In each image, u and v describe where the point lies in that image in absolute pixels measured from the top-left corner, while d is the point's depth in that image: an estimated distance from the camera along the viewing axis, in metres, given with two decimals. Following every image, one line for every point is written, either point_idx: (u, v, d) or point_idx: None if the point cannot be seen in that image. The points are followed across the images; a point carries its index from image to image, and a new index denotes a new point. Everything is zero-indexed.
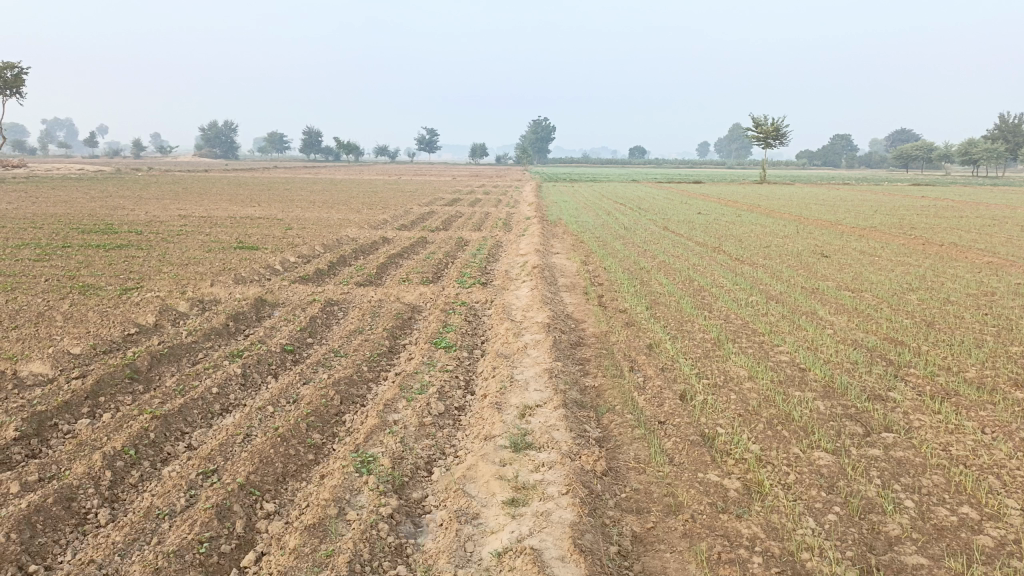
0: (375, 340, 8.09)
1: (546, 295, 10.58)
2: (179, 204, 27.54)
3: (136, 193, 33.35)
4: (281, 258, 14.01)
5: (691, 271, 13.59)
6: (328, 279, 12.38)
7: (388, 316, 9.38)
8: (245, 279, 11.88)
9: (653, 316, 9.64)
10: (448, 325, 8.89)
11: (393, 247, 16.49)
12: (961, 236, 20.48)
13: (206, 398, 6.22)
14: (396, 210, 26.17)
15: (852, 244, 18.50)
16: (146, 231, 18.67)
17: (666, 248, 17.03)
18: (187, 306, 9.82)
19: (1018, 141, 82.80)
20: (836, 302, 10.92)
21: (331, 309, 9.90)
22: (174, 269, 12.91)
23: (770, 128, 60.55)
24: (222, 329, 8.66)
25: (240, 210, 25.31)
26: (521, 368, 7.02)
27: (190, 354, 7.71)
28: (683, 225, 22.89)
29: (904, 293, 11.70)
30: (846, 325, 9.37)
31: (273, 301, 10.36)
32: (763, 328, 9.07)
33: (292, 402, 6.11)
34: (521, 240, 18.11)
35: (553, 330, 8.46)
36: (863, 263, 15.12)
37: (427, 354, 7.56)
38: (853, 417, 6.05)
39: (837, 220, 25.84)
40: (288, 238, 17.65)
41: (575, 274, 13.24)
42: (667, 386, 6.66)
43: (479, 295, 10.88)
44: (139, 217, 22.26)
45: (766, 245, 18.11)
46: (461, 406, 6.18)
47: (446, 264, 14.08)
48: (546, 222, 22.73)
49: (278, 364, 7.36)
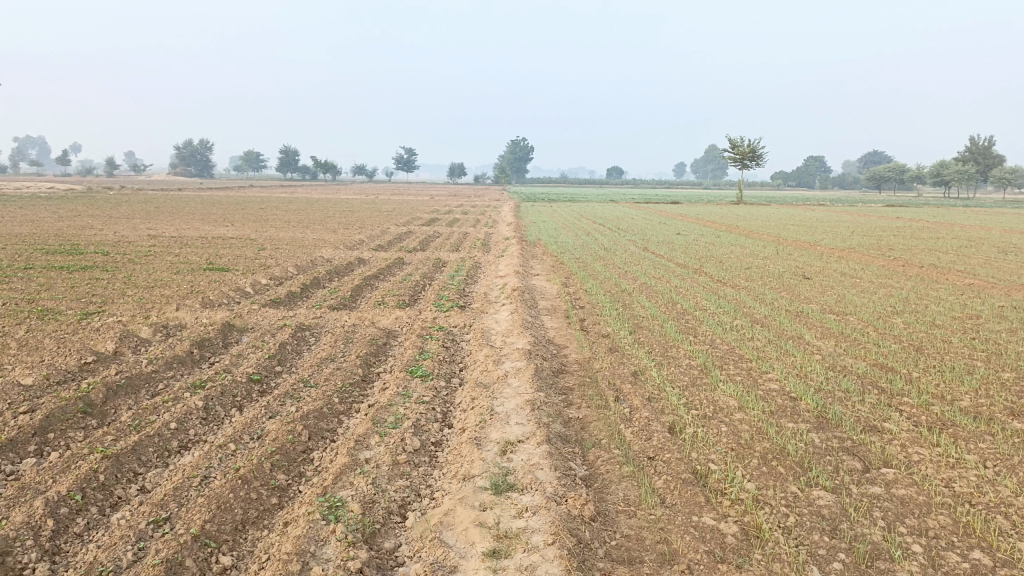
0: (347, 369, 7.70)
1: (527, 319, 10.25)
2: (150, 224, 26.95)
3: (107, 212, 32.69)
4: (252, 280, 13.58)
5: (673, 294, 13.35)
6: (301, 302, 11.97)
7: (361, 342, 8.99)
8: (213, 302, 11.44)
9: (636, 341, 9.35)
10: (425, 352, 8.52)
11: (368, 269, 16.11)
12: (940, 257, 20.48)
13: (164, 435, 5.81)
14: (373, 230, 25.82)
15: (833, 265, 18.40)
16: (114, 251, 18.15)
17: (647, 269, 16.81)
18: (150, 332, 9.37)
19: (987, 163, 84.20)
20: (822, 326, 10.70)
21: (302, 334, 9.49)
22: (139, 292, 12.43)
23: (746, 150, 61.08)
24: (185, 357, 8.22)
25: (213, 230, 24.84)
26: (501, 399, 6.68)
27: (149, 385, 7.27)
28: (663, 246, 22.73)
29: (890, 316, 11.54)
30: (834, 351, 9.14)
31: (242, 326, 9.93)
32: (750, 353, 8.81)
33: (256, 438, 5.71)
34: (499, 261, 17.79)
35: (534, 356, 8.12)
36: (845, 285, 15.00)
37: (402, 384, 7.18)
38: (851, 451, 5.77)
39: (816, 241, 25.81)
40: (260, 259, 17.20)
41: (555, 297, 12.93)
42: (654, 418, 6.35)
43: (457, 320, 10.52)
44: (107, 237, 21.67)
45: (747, 266, 17.96)
46: (437, 441, 5.81)
47: (423, 287, 13.73)
48: (525, 242, 22.46)
49: (243, 396, 6.94)
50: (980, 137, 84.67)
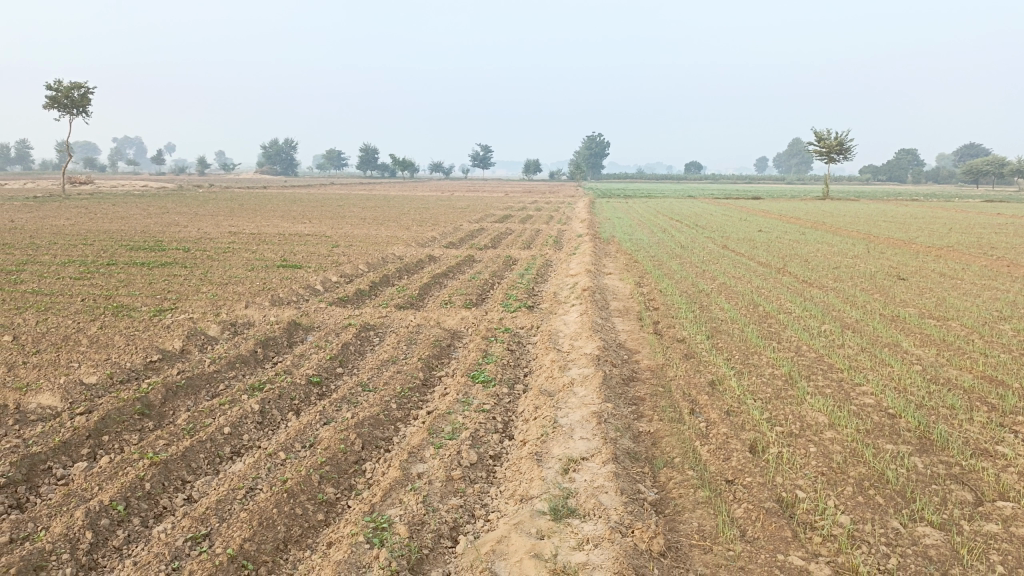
0: (408, 372, 7.41)
1: (597, 321, 9.78)
2: (231, 221, 27.66)
3: (192, 209, 33.74)
4: (322, 278, 13.53)
5: (755, 295, 12.61)
6: (368, 301, 11.82)
7: (424, 343, 8.71)
8: (282, 300, 11.41)
9: (714, 347, 8.76)
10: (489, 356, 8.17)
11: (438, 266, 15.93)
12: None
13: (215, 440, 5.65)
14: (445, 227, 25.74)
15: (930, 265, 17.16)
16: (193, 248, 18.54)
17: (726, 269, 16.05)
18: (217, 330, 9.33)
19: None
20: (920, 333, 9.84)
21: (366, 334, 9.29)
22: (212, 289, 12.54)
23: (833, 143, 58.55)
24: (248, 356, 8.12)
25: (290, 226, 25.22)
26: (566, 409, 6.25)
27: (209, 385, 7.17)
28: (743, 244, 21.80)
29: (997, 322, 10.53)
30: (935, 361, 8.34)
31: (307, 325, 9.81)
32: (841, 363, 8.09)
33: (307, 447, 5.47)
34: (571, 259, 17.34)
35: (603, 363, 7.66)
36: (945, 286, 13.90)
37: (463, 390, 6.84)
38: (960, 479, 5.11)
39: (909, 239, 24.34)
40: (333, 256, 17.25)
41: (628, 298, 12.38)
42: (734, 435, 5.80)
43: (525, 321, 10.14)
44: (190, 234, 22.25)
45: (835, 266, 16.95)
46: (496, 454, 5.45)
47: (492, 285, 13.43)
48: (599, 240, 21.92)
49: (300, 399, 6.74)
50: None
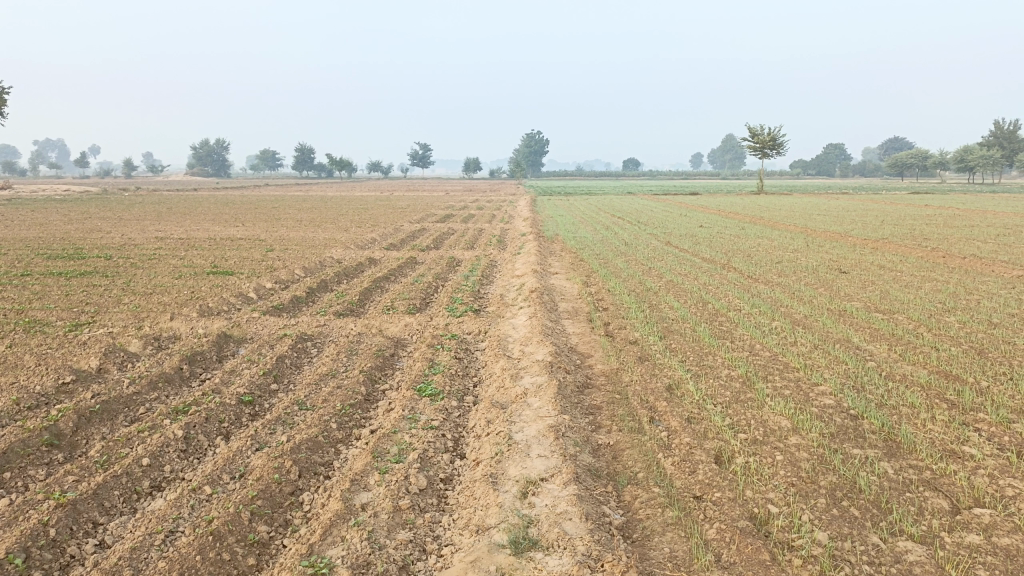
0: (348, 386, 6.90)
1: (546, 324, 9.42)
2: (159, 226, 26.41)
3: (117, 214, 32.24)
4: (256, 285, 12.84)
5: (703, 292, 12.45)
6: (305, 308, 11.21)
7: (366, 354, 8.21)
8: (212, 310, 10.72)
9: (668, 348, 8.51)
10: (435, 366, 7.72)
11: (379, 270, 15.35)
12: (979, 247, 19.45)
13: (133, 474, 5.07)
14: (386, 228, 25.11)
15: (869, 258, 17.39)
16: (117, 256, 17.51)
17: (672, 266, 15.93)
18: (139, 346, 8.64)
19: (1013, 148, 82.35)
20: (870, 327, 9.79)
21: (302, 346, 8.72)
22: (136, 300, 11.74)
23: (766, 138, 59.75)
24: (173, 374, 7.49)
25: (222, 231, 24.19)
26: (521, 423, 5.86)
27: (129, 409, 6.54)
28: (685, 240, 21.82)
29: (941, 315, 10.58)
30: (888, 356, 8.25)
31: (239, 337, 9.18)
32: (797, 361, 7.91)
33: (236, 478, 4.95)
34: (516, 259, 16.98)
35: (556, 370, 7.29)
36: (886, 279, 14.04)
37: (409, 405, 6.37)
38: (932, 485, 4.91)
39: (846, 232, 24.78)
40: (267, 262, 16.49)
41: (576, 299, 12.06)
42: (697, 445, 5.50)
43: (471, 326, 9.72)
44: (114, 241, 21.09)
45: (778, 260, 17.01)
46: (448, 477, 5.02)
47: (435, 288, 12.95)
48: (543, 238, 21.63)
49: (230, 422, 6.18)
50: (1004, 122, 82.96)
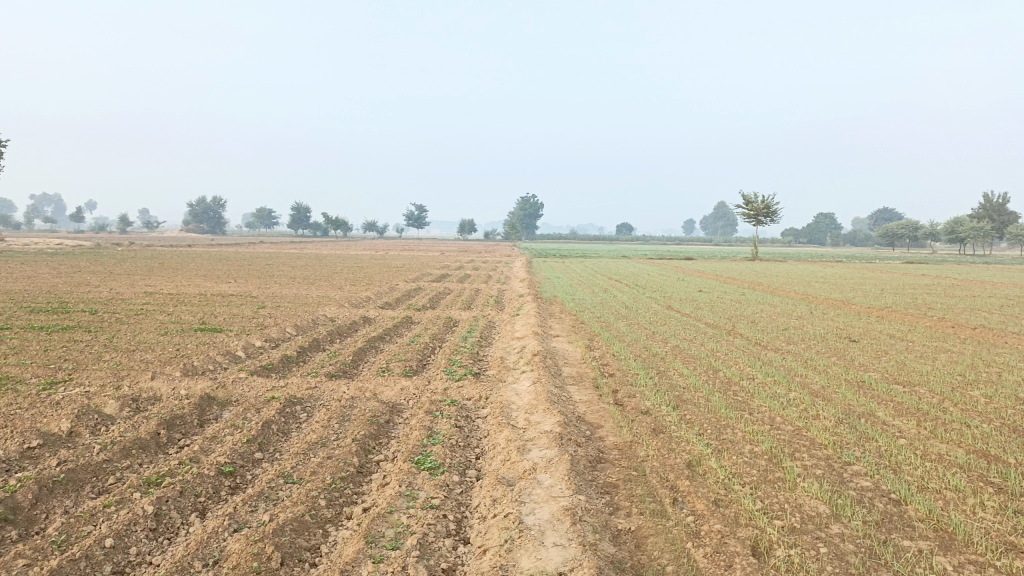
0: (339, 457, 6.30)
1: (552, 391, 8.86)
2: (148, 280, 25.90)
3: (107, 268, 31.77)
4: (244, 343, 12.27)
5: (712, 359, 11.96)
6: (295, 369, 10.62)
7: (359, 420, 7.61)
8: (197, 369, 10.13)
9: (683, 420, 7.95)
10: (433, 435, 7.13)
11: (373, 329, 14.82)
12: (987, 317, 19.13)
13: (94, 557, 4.44)
14: (380, 287, 24.66)
15: (876, 326, 16.98)
16: (102, 310, 16.94)
17: (676, 330, 15.45)
18: (115, 408, 8.04)
19: (1002, 221, 83.70)
20: (893, 400, 9.27)
21: (291, 410, 8.13)
22: (117, 357, 11.15)
23: (760, 206, 60.23)
24: (148, 441, 6.89)
25: (213, 286, 23.68)
26: (531, 504, 5.27)
27: (97, 479, 5.92)
28: (686, 304, 21.45)
29: (963, 389, 10.07)
30: (919, 433, 7.72)
31: (223, 399, 8.59)
32: (823, 437, 7.35)
33: (209, 566, 4.33)
34: (515, 320, 16.51)
35: (566, 443, 6.71)
36: (899, 349, 13.58)
37: (406, 480, 5.78)
38: None
39: (848, 299, 24.46)
40: (258, 319, 15.94)
41: (580, 364, 11.52)
42: (729, 533, 4.92)
43: (472, 391, 9.16)
44: (101, 295, 20.56)
45: (785, 327, 16.57)
46: (451, 567, 4.42)
47: (432, 350, 12.41)
48: (542, 300, 21.20)
49: (207, 497, 5.58)
50: (994, 194, 84.36)
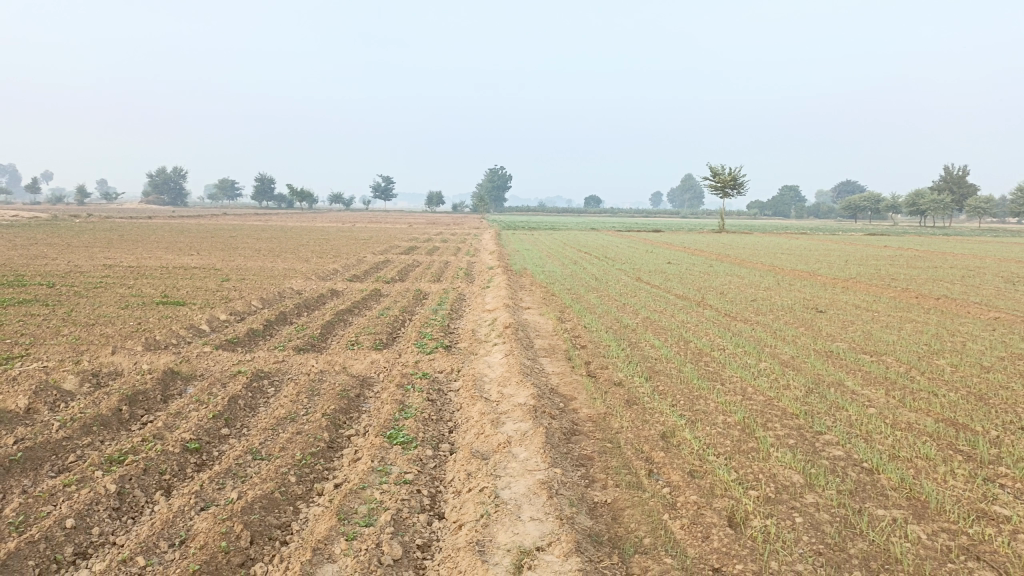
0: (309, 432, 6.16)
1: (524, 363, 8.78)
2: (107, 253, 25.23)
3: (65, 239, 30.89)
4: (209, 316, 11.99)
5: (683, 330, 11.98)
6: (262, 343, 10.40)
7: (328, 394, 7.46)
8: (160, 343, 9.87)
9: (657, 391, 7.94)
10: (405, 409, 7.01)
11: (342, 302, 14.61)
12: (949, 288, 19.49)
13: (53, 538, 4.27)
14: (348, 259, 24.34)
15: (843, 297, 17.19)
16: (60, 283, 16.44)
17: (646, 302, 15.48)
18: (74, 384, 7.78)
19: (961, 194, 85.44)
20: (862, 370, 9.38)
21: (258, 384, 7.94)
22: (75, 331, 10.81)
23: (728, 178, 60.57)
24: (110, 417, 6.67)
25: (177, 259, 23.17)
26: (507, 478, 5.20)
27: (56, 457, 5.71)
28: (656, 276, 21.51)
29: (929, 358, 10.22)
30: (888, 402, 7.81)
31: (187, 374, 8.37)
32: (795, 408, 7.39)
33: (176, 546, 4.19)
34: (485, 292, 16.39)
35: (540, 415, 6.65)
36: (866, 319, 13.76)
37: (379, 454, 5.67)
38: (973, 553, 4.36)
39: (815, 270, 24.75)
40: (222, 292, 15.61)
41: (552, 336, 11.46)
42: (706, 504, 4.90)
43: (444, 364, 9.05)
44: (58, 268, 19.97)
45: (753, 298, 16.71)
46: (426, 543, 4.34)
47: (402, 322, 12.25)
48: (511, 272, 21.08)
49: (173, 475, 5.41)
50: (954, 168, 85.96)
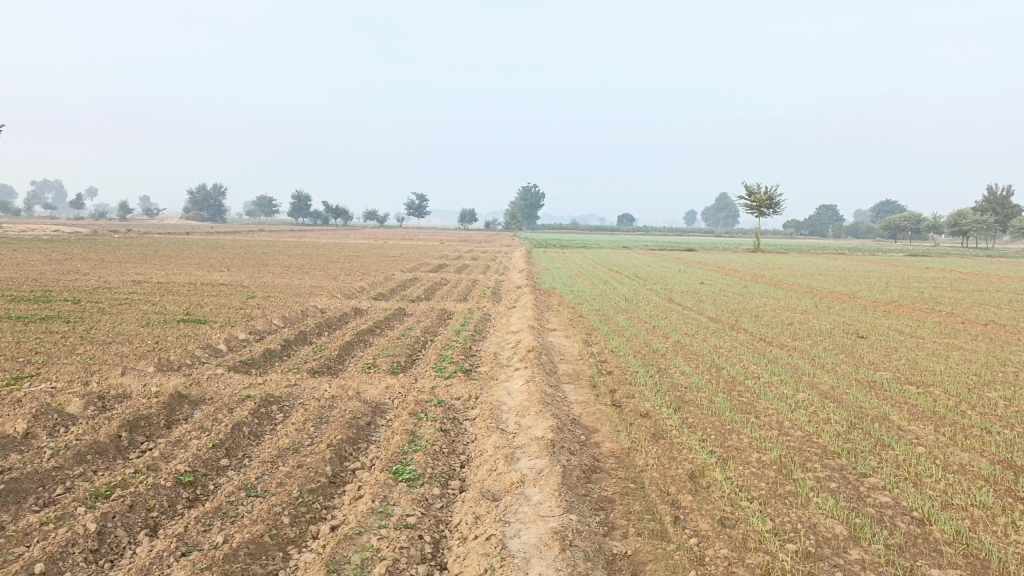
0: (311, 465, 5.79)
1: (546, 391, 8.33)
2: (138, 269, 25.41)
3: (99, 255, 31.21)
4: (227, 336, 11.75)
5: (715, 356, 11.44)
6: (276, 365, 10.10)
7: (336, 423, 7.09)
8: (172, 364, 9.62)
9: (686, 423, 7.43)
10: (416, 440, 6.61)
11: (363, 321, 14.31)
12: (996, 312, 18.61)
13: None
14: (375, 277, 24.13)
15: (885, 321, 16.45)
16: (86, 299, 16.42)
17: (677, 325, 14.93)
18: (78, 407, 7.52)
19: (1006, 213, 83.29)
20: (907, 403, 8.76)
21: (266, 410, 7.60)
22: (91, 350, 10.62)
23: (763, 197, 59.59)
24: (107, 445, 6.37)
25: (205, 275, 23.16)
26: (516, 525, 4.76)
27: (43, 489, 5.41)
28: (688, 297, 20.91)
29: (980, 390, 9.53)
30: (938, 440, 7.20)
31: (196, 398, 8.07)
32: (836, 445, 6.83)
33: None
34: (511, 313, 15.99)
35: (558, 451, 6.21)
36: (910, 346, 13.05)
37: (382, 492, 5.27)
38: None
39: (854, 293, 23.94)
40: (244, 309, 15.41)
41: (577, 360, 11.00)
42: (737, 560, 4.40)
43: (461, 390, 8.64)
44: (87, 283, 20.04)
45: (790, 321, 16.05)
46: None
47: (422, 344, 11.88)
48: (540, 292, 20.63)
49: (161, 513, 5.07)
50: (998, 187, 83.77)
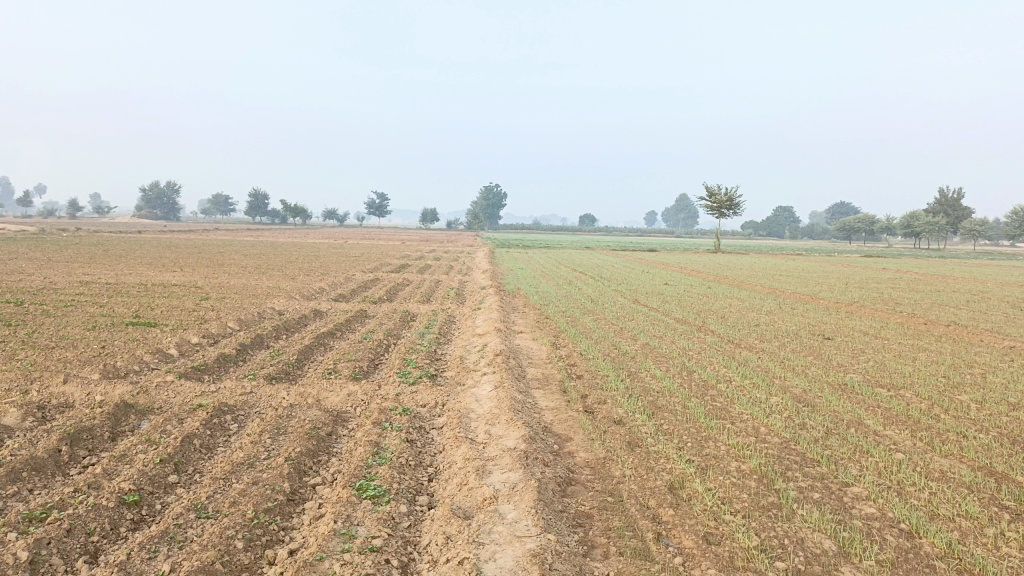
0: (267, 482, 5.38)
1: (515, 398, 8.02)
2: (88, 268, 24.44)
3: (46, 254, 30.04)
4: (179, 340, 11.20)
5: (685, 358, 11.25)
6: (232, 370, 9.61)
7: (295, 433, 6.67)
8: (120, 371, 9.07)
9: (662, 431, 7.18)
10: (380, 452, 6.24)
11: (324, 324, 13.83)
12: (956, 313, 18.85)
13: None
14: (336, 277, 23.62)
15: (849, 322, 16.49)
16: (29, 301, 15.63)
17: (645, 326, 14.75)
18: (15, 418, 6.97)
19: (956, 216, 85.57)
20: (881, 406, 8.65)
21: (220, 420, 7.15)
22: (32, 355, 10.00)
23: (723, 198, 60.16)
24: (44, 460, 5.87)
25: (158, 276, 22.36)
26: (491, 547, 4.44)
27: None
28: (654, 298, 20.80)
29: (951, 393, 9.48)
30: (916, 446, 7.08)
31: (144, 407, 7.57)
32: (815, 452, 6.64)
33: None
34: (476, 314, 15.66)
35: (532, 463, 5.90)
36: (876, 347, 13.04)
37: (345, 512, 4.90)
38: None
39: (816, 293, 24.11)
40: (199, 311, 14.82)
41: (545, 364, 10.72)
42: None
43: (427, 397, 8.28)
44: (31, 284, 19.15)
45: (756, 323, 15.98)
46: None
47: (385, 347, 11.48)
48: (504, 293, 20.31)
49: (103, 537, 4.62)
50: (949, 190, 86.00)
